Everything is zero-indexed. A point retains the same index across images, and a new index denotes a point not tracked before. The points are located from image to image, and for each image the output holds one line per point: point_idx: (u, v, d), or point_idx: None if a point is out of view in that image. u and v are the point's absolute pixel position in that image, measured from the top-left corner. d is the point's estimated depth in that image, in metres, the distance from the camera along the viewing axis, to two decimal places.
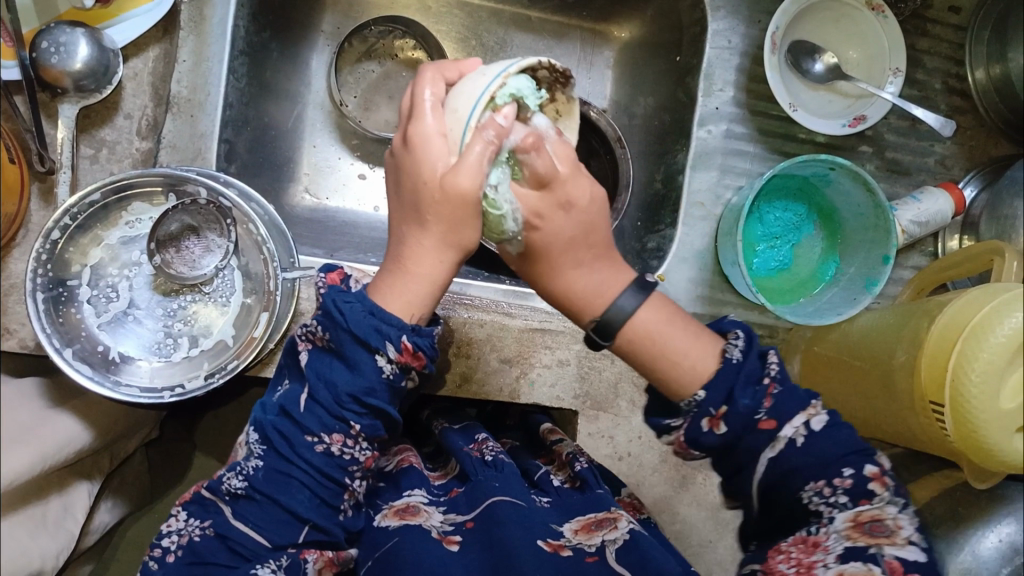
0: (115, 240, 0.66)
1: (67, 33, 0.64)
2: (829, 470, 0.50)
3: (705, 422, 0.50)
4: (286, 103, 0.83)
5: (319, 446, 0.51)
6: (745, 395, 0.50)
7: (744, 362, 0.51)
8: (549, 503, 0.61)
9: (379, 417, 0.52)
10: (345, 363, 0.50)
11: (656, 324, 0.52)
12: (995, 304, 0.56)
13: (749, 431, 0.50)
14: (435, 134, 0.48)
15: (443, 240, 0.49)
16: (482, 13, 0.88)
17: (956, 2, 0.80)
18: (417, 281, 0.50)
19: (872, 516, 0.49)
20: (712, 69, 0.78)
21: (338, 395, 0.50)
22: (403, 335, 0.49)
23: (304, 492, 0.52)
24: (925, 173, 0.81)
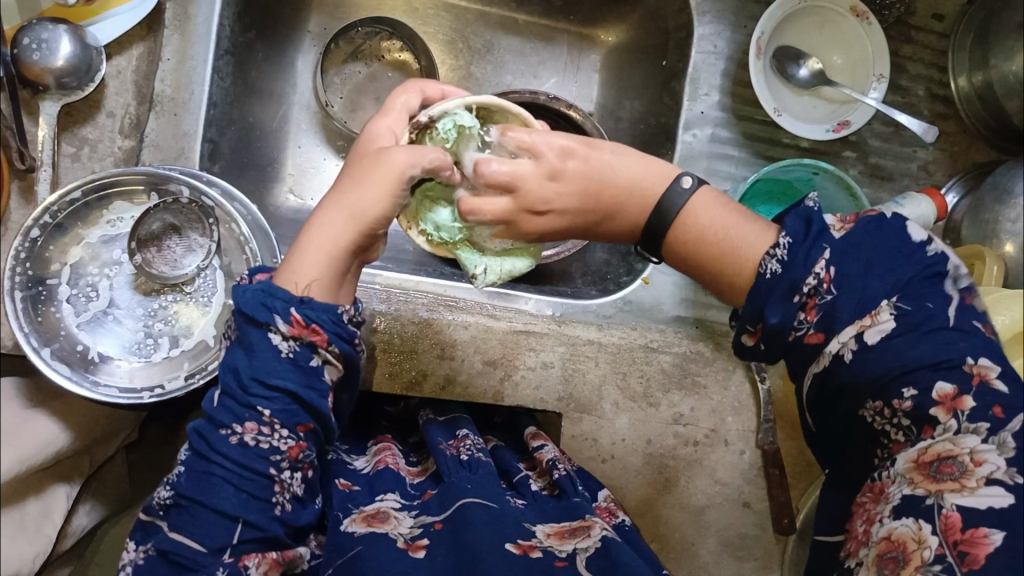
0: (95, 239, 0.65)
1: (49, 30, 0.64)
2: (887, 392, 0.48)
3: (749, 335, 0.54)
4: (272, 103, 0.82)
5: (233, 438, 0.49)
6: (776, 313, 0.51)
7: (778, 275, 0.50)
8: (524, 505, 0.61)
9: (294, 401, 0.50)
10: (245, 349, 0.49)
11: (694, 234, 0.54)
12: (977, 307, 0.56)
13: (794, 343, 0.52)
14: (387, 128, 0.53)
15: (351, 207, 0.49)
16: (468, 16, 0.88)
17: (940, 9, 0.81)
18: (316, 251, 0.50)
19: (939, 453, 0.46)
20: (697, 74, 0.78)
21: (242, 381, 0.48)
22: (292, 306, 0.48)
23: (229, 489, 0.49)
24: (908, 178, 0.81)
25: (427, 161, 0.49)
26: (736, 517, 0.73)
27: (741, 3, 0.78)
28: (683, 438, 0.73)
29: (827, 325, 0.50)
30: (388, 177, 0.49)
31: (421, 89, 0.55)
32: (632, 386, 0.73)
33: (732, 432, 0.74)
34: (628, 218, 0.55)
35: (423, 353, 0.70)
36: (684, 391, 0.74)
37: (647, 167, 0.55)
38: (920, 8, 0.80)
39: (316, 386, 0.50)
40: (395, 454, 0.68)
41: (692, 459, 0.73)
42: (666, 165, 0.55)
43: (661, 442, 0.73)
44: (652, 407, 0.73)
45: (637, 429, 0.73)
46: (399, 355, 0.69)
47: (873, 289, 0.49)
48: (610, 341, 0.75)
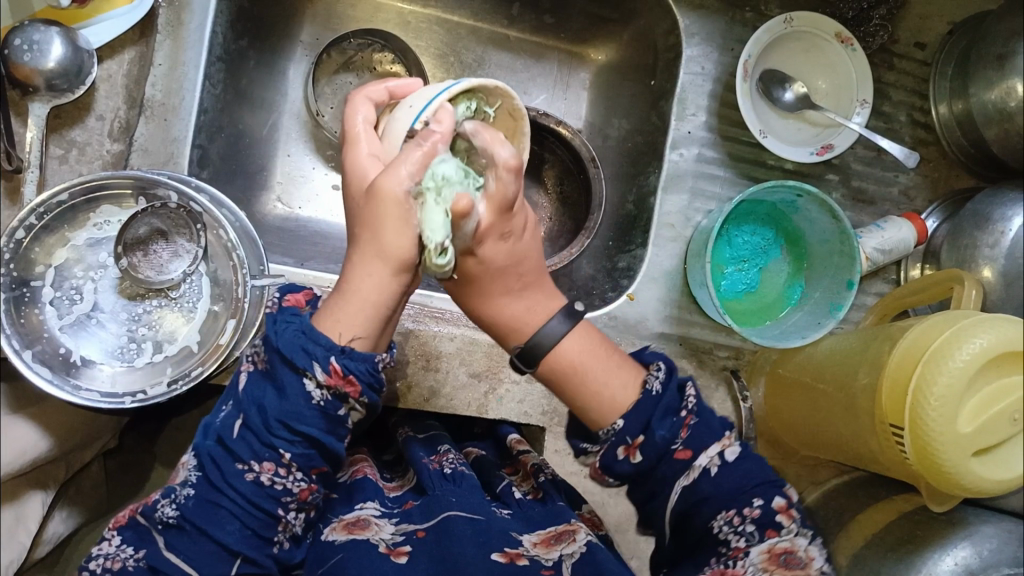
0: (82, 241, 0.65)
1: (41, 32, 0.64)
2: (739, 500, 0.48)
3: (621, 450, 0.50)
4: (262, 111, 0.82)
5: (249, 475, 0.48)
6: (662, 426, 0.49)
7: (660, 394, 0.50)
8: (510, 514, 0.60)
9: (315, 446, 0.49)
10: (276, 388, 0.47)
11: (580, 352, 0.53)
12: (956, 328, 0.57)
13: (664, 459, 0.50)
14: (369, 156, 0.49)
15: (379, 252, 0.47)
16: (460, 31, 0.88)
17: (922, 37, 0.82)
18: (358, 303, 0.48)
19: (785, 548, 0.48)
20: (685, 94, 0.79)
21: (268, 421, 0.47)
22: (332, 355, 0.46)
23: (234, 523, 0.49)
24: (889, 203, 0.83)
25: (415, 174, 0.45)
26: None
27: (729, 26, 0.80)
28: None
29: (696, 442, 0.50)
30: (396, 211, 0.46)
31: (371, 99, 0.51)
32: None
33: None
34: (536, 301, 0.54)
35: (408, 364, 0.70)
36: None
37: (548, 290, 0.54)
38: (903, 36, 0.82)
39: (339, 432, 0.49)
40: (372, 467, 0.68)
41: None
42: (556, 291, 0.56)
43: None
44: None
45: None
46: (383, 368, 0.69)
47: (725, 425, 0.51)
48: None
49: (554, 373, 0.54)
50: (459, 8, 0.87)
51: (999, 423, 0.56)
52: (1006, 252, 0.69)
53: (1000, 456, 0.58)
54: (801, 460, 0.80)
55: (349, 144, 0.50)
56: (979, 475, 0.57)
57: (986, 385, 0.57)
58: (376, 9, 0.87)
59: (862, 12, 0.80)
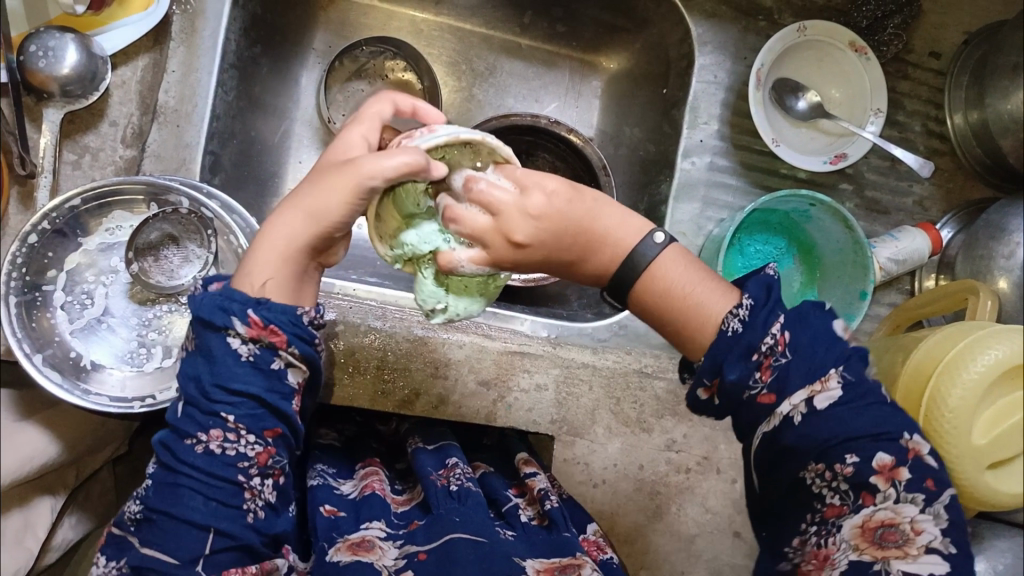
0: (94, 246, 0.65)
1: (56, 38, 0.64)
2: (829, 456, 0.48)
3: (703, 390, 0.52)
4: (274, 118, 0.83)
5: (199, 447, 0.48)
6: (734, 370, 0.50)
7: (739, 334, 0.49)
8: (513, 535, 0.61)
9: (259, 405, 0.49)
10: (206, 357, 0.48)
11: (664, 286, 0.53)
12: (971, 340, 0.56)
13: (747, 400, 0.50)
14: (358, 137, 0.52)
15: (310, 212, 0.50)
16: (473, 39, 0.89)
17: (937, 47, 0.82)
18: (275, 253, 0.50)
19: (882, 520, 0.47)
20: (697, 103, 0.79)
21: (204, 388, 0.48)
22: (249, 309, 0.48)
23: (197, 499, 0.48)
24: (903, 213, 0.82)
25: (390, 172, 0.47)
26: (726, 547, 0.73)
27: (742, 35, 0.79)
28: (675, 464, 0.73)
29: (781, 386, 0.49)
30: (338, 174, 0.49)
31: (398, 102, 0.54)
32: (626, 411, 0.73)
33: (725, 460, 0.74)
34: (600, 263, 0.53)
35: (417, 371, 0.70)
36: (677, 417, 0.74)
37: (623, 218, 0.54)
38: (918, 45, 0.82)
39: (280, 389, 0.49)
40: (383, 480, 0.68)
41: (683, 487, 0.73)
42: (637, 219, 0.55)
43: (653, 468, 0.73)
44: (645, 432, 0.73)
45: (629, 455, 0.72)
46: (393, 373, 0.69)
47: (828, 360, 0.48)
48: (605, 364, 0.74)
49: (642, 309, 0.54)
50: (472, 16, 0.87)
51: (1014, 437, 0.55)
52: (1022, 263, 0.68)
53: (1015, 471, 0.57)
54: None
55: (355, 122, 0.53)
56: (994, 488, 0.56)
57: (1001, 398, 0.56)
58: (389, 17, 0.87)
59: (875, 21, 0.79)
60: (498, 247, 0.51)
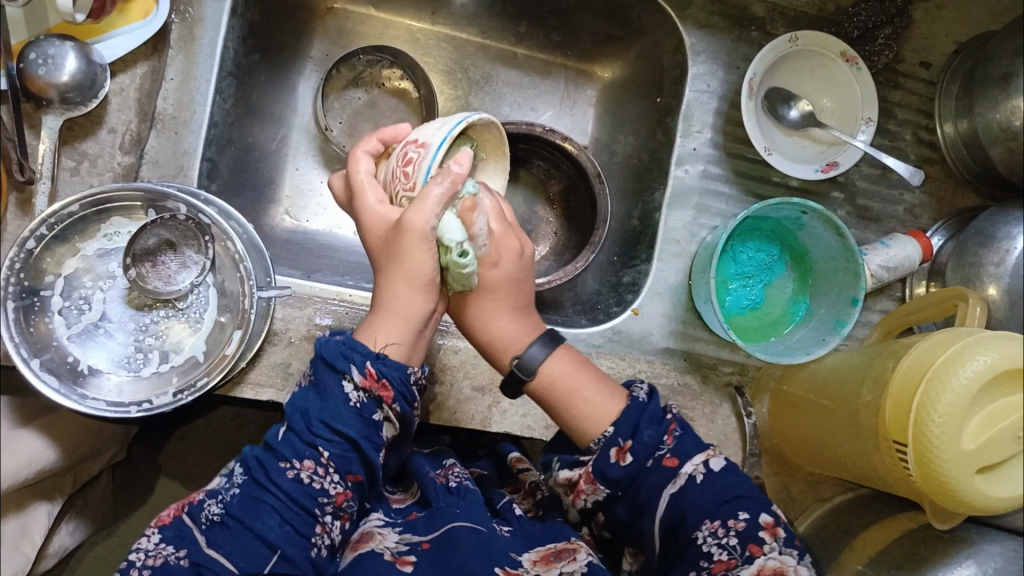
0: (91, 251, 0.66)
1: (56, 46, 0.65)
2: (725, 512, 0.53)
3: (613, 452, 0.55)
4: (272, 126, 0.83)
5: (291, 472, 0.52)
6: (647, 431, 0.55)
7: (646, 405, 0.57)
8: (510, 532, 0.60)
9: (351, 450, 0.52)
10: (318, 393, 0.52)
11: (568, 369, 0.59)
12: (961, 346, 0.57)
13: (652, 466, 0.55)
14: (378, 203, 0.53)
15: (408, 277, 0.52)
16: (469, 47, 0.89)
17: (927, 57, 0.83)
18: (398, 322, 0.54)
19: (773, 568, 0.51)
20: (691, 111, 0.80)
21: (309, 421, 0.52)
22: (367, 360, 0.52)
23: (275, 518, 0.51)
24: (894, 221, 0.83)
25: (437, 208, 0.48)
26: None
27: (734, 44, 0.80)
28: None
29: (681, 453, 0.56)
30: (421, 240, 0.50)
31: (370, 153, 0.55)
32: None
33: None
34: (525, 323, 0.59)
35: None
36: None
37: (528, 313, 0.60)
38: (909, 55, 0.82)
39: (373, 441, 0.53)
40: None
41: None
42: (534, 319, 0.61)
43: None
44: None
45: None
46: None
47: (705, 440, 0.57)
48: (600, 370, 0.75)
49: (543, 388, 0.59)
50: (468, 25, 0.88)
51: (1002, 442, 0.56)
52: (1011, 270, 0.69)
53: (1004, 474, 0.58)
54: (804, 476, 0.78)
55: (362, 195, 0.54)
56: (983, 493, 0.56)
57: (989, 403, 0.57)
58: (385, 26, 0.88)
59: (866, 32, 0.81)
60: (507, 255, 0.56)
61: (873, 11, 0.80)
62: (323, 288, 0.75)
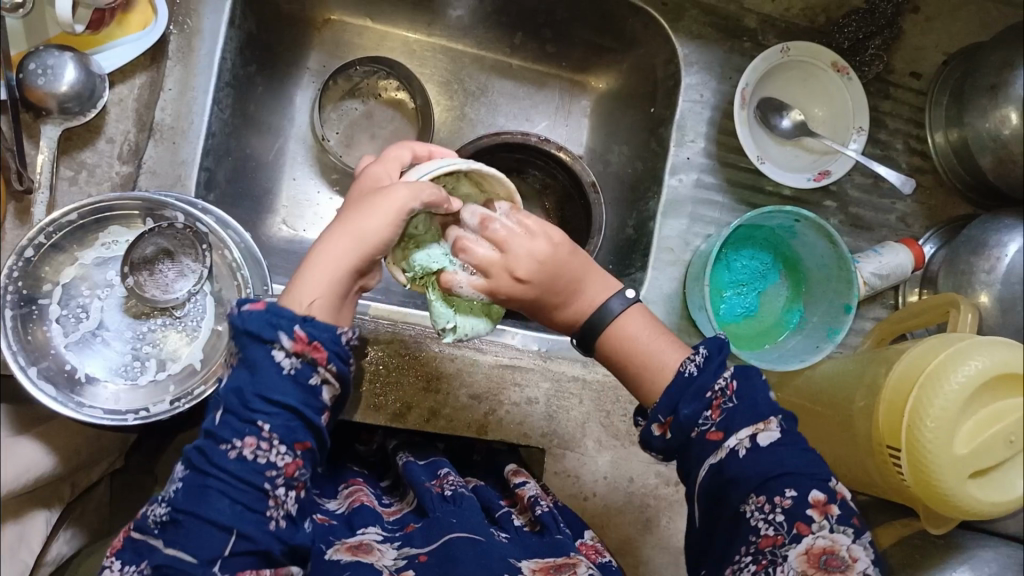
0: (89, 260, 0.66)
1: (55, 57, 0.66)
2: (770, 488, 0.50)
3: (656, 427, 0.54)
4: (269, 136, 0.84)
5: (231, 453, 0.48)
6: (689, 406, 0.53)
7: (694, 377, 0.54)
8: (508, 538, 0.61)
9: (294, 418, 0.49)
10: (247, 367, 0.49)
11: (626, 338, 0.58)
12: (951, 352, 0.58)
13: (697, 438, 0.53)
14: (383, 170, 0.57)
15: (355, 233, 0.52)
16: (465, 59, 0.90)
17: (917, 68, 0.84)
18: (323, 273, 0.52)
19: (824, 548, 0.49)
20: (684, 121, 0.80)
21: (243, 397, 0.48)
22: (296, 323, 0.48)
23: (224, 501, 0.48)
24: (887, 229, 0.84)
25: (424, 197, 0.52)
26: None
27: (727, 55, 0.82)
28: (665, 477, 0.75)
29: (728, 426, 0.52)
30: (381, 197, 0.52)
31: (414, 149, 0.59)
32: (616, 424, 0.75)
33: None
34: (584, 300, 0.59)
35: (410, 385, 0.71)
36: None
37: (603, 284, 0.60)
38: (899, 66, 0.84)
39: (313, 404, 0.50)
40: (369, 494, 0.69)
41: (673, 499, 0.75)
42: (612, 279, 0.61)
43: (643, 481, 0.74)
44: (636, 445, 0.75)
45: (620, 467, 0.74)
46: (387, 385, 0.71)
47: (765, 410, 0.53)
48: (595, 378, 0.76)
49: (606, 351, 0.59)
50: (464, 37, 0.89)
51: (994, 447, 0.56)
52: (1002, 276, 0.69)
53: (998, 479, 0.58)
54: None
55: (382, 163, 0.58)
56: (975, 498, 0.57)
57: (983, 408, 0.57)
58: (382, 38, 0.89)
59: (856, 43, 0.82)
60: (502, 278, 0.56)
61: (864, 22, 0.81)
62: None
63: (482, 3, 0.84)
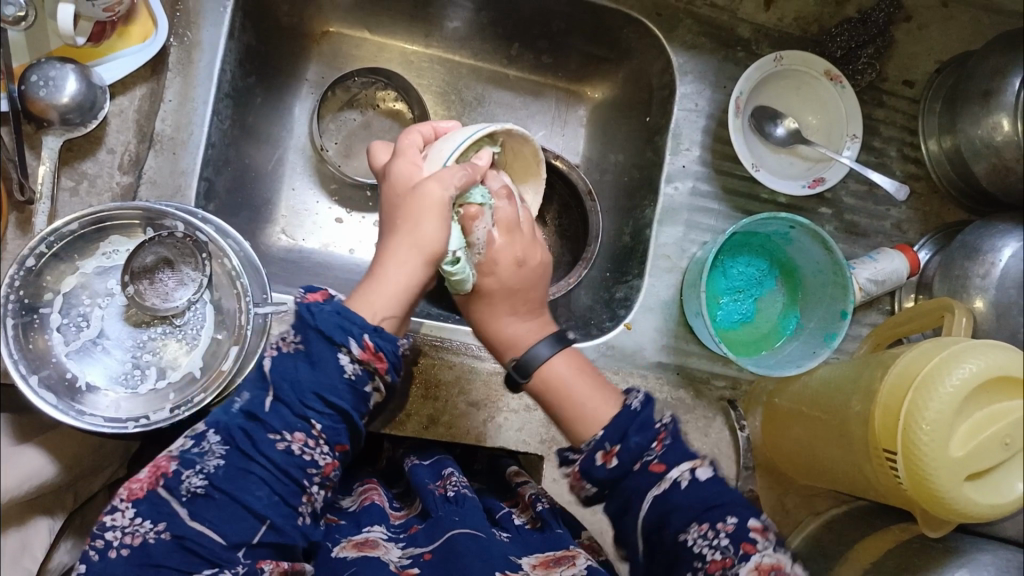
0: (90, 270, 0.66)
1: (57, 69, 0.67)
2: (712, 515, 0.51)
3: (599, 455, 0.55)
4: (268, 147, 0.85)
5: (280, 445, 0.52)
6: (636, 436, 0.54)
7: (638, 410, 0.55)
8: (509, 537, 0.61)
9: (341, 420, 0.53)
10: (309, 361, 0.52)
11: (565, 375, 0.60)
12: (945, 355, 0.58)
13: (638, 470, 0.53)
14: (408, 163, 0.59)
15: (414, 243, 0.55)
16: (462, 69, 0.91)
17: (910, 76, 0.85)
18: (392, 289, 0.55)
19: (771, 567, 0.50)
20: (679, 130, 0.81)
21: (301, 393, 0.51)
22: (365, 332, 0.51)
23: (263, 489, 0.52)
24: (882, 235, 0.84)
25: (458, 182, 0.56)
26: None
27: (721, 65, 0.82)
28: None
29: (669, 458, 0.53)
30: (435, 209, 0.55)
31: (421, 134, 0.62)
32: None
33: None
34: (539, 322, 0.63)
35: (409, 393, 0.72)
36: None
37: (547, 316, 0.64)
38: (891, 74, 0.84)
39: (362, 409, 0.53)
40: (381, 494, 0.69)
41: None
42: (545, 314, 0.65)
43: None
44: None
45: None
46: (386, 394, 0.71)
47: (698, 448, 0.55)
48: None
49: (539, 387, 0.61)
50: (461, 48, 0.90)
51: (988, 448, 0.57)
52: (997, 281, 0.70)
53: (992, 481, 0.58)
54: (799, 488, 0.79)
55: (400, 155, 0.59)
56: (973, 499, 0.57)
57: (976, 411, 0.57)
58: (380, 49, 0.90)
59: (849, 52, 0.83)
60: (507, 263, 0.60)
61: (856, 31, 0.82)
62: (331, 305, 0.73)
63: (478, 14, 0.85)
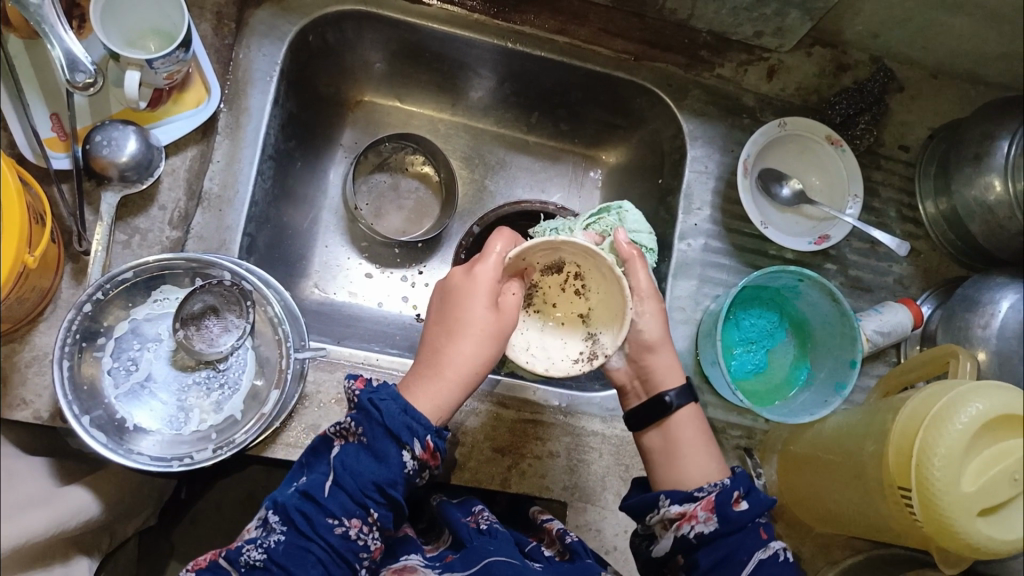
0: (141, 316, 0.71)
1: (119, 130, 0.72)
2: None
3: (736, 498, 0.61)
4: (304, 207, 0.90)
5: (337, 528, 0.57)
6: (760, 496, 0.63)
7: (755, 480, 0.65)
8: (541, 568, 0.64)
9: (392, 510, 0.59)
10: (374, 455, 0.58)
11: (690, 431, 0.68)
12: (952, 396, 0.61)
13: (752, 527, 0.61)
14: (487, 283, 0.62)
15: (489, 358, 0.62)
16: (485, 136, 0.98)
17: (906, 141, 0.90)
18: (456, 390, 0.62)
19: None
20: (691, 191, 0.87)
21: (362, 483, 0.57)
22: (429, 434, 0.58)
23: (318, 569, 0.57)
24: (885, 290, 0.88)
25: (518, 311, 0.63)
26: None
27: (729, 130, 0.88)
28: None
29: (769, 529, 0.63)
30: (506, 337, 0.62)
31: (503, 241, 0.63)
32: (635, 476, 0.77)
33: None
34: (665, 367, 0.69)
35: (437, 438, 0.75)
36: None
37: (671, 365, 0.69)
38: (888, 140, 0.90)
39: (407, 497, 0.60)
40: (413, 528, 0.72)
41: None
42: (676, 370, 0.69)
43: None
44: None
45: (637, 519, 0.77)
46: None
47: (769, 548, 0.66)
48: (614, 433, 0.79)
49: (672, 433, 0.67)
50: (484, 116, 0.97)
51: (1002, 484, 0.59)
52: (997, 332, 0.73)
53: (1006, 517, 0.61)
54: (817, 536, 0.80)
55: (481, 265, 0.62)
56: (986, 534, 0.59)
57: (984, 450, 0.60)
58: (409, 117, 0.97)
59: (848, 118, 0.88)
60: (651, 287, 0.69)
61: (853, 100, 0.88)
62: (366, 356, 0.75)
63: (501, 86, 0.92)
